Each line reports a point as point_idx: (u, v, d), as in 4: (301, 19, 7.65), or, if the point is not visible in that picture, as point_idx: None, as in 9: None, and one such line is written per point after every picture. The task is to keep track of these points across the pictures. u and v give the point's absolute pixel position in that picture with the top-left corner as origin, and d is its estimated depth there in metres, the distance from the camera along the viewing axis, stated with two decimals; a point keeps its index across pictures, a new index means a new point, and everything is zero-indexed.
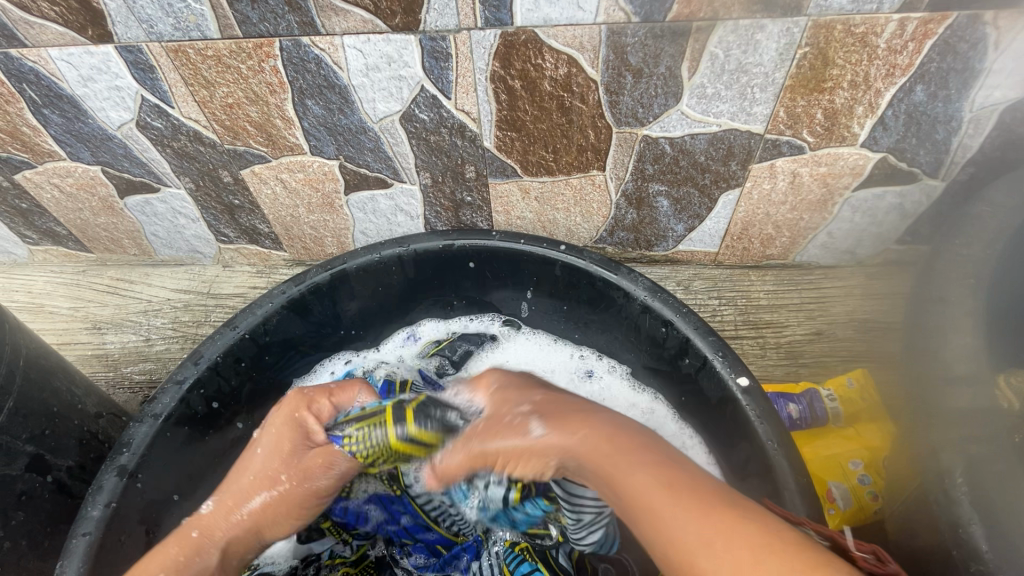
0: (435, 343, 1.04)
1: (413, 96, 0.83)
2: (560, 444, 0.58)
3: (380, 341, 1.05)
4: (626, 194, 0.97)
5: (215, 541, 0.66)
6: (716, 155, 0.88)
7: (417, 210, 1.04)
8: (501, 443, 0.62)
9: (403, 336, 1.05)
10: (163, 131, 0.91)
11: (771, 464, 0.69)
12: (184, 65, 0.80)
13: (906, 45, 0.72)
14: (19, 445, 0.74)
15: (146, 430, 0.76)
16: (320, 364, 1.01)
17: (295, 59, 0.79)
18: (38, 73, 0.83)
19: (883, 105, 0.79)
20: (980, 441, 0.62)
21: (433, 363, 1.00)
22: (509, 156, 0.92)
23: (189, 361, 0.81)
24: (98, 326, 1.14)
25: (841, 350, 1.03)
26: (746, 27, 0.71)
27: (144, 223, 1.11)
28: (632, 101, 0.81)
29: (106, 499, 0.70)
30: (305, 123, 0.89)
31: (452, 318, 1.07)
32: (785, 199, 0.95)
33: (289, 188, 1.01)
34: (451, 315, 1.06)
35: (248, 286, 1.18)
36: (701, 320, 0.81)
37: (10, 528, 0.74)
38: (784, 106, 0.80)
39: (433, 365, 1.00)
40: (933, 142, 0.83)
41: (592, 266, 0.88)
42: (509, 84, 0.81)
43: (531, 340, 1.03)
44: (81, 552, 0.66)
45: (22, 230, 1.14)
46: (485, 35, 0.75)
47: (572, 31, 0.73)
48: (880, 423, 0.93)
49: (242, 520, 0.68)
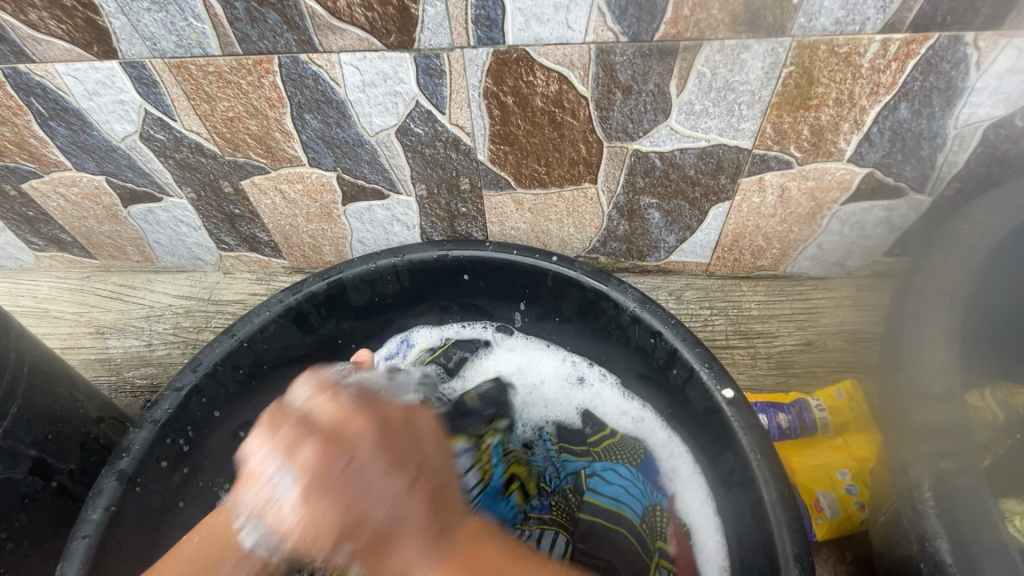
0: (430, 350, 1.05)
1: (408, 111, 0.86)
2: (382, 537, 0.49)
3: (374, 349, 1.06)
4: (618, 206, 0.99)
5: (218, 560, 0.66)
6: (706, 169, 0.90)
7: (413, 220, 1.06)
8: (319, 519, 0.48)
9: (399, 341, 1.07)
10: (165, 143, 0.93)
11: (753, 476, 0.71)
12: (186, 80, 0.83)
13: (889, 64, 0.74)
14: (22, 448, 0.76)
15: (145, 435, 0.78)
16: None
17: (294, 75, 0.81)
18: (45, 88, 0.86)
19: (868, 122, 0.81)
20: (950, 456, 0.64)
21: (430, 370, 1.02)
22: (502, 169, 0.94)
23: (188, 368, 0.83)
24: (101, 331, 1.17)
25: (830, 360, 1.05)
26: (732, 46, 0.73)
27: (147, 230, 1.13)
28: (622, 117, 0.83)
29: (106, 502, 0.72)
30: (304, 136, 0.91)
31: (447, 325, 1.08)
32: (774, 212, 0.97)
33: (288, 198, 1.03)
34: (446, 323, 1.08)
35: (248, 293, 1.20)
36: (689, 331, 0.83)
37: (14, 530, 0.76)
38: (771, 123, 0.82)
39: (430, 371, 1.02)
40: (918, 158, 0.85)
41: (583, 277, 0.89)
42: (502, 100, 0.83)
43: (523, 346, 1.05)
44: (81, 554, 0.68)
45: (28, 237, 1.17)
46: (477, 53, 0.77)
47: (563, 49, 0.75)
48: (869, 432, 0.94)
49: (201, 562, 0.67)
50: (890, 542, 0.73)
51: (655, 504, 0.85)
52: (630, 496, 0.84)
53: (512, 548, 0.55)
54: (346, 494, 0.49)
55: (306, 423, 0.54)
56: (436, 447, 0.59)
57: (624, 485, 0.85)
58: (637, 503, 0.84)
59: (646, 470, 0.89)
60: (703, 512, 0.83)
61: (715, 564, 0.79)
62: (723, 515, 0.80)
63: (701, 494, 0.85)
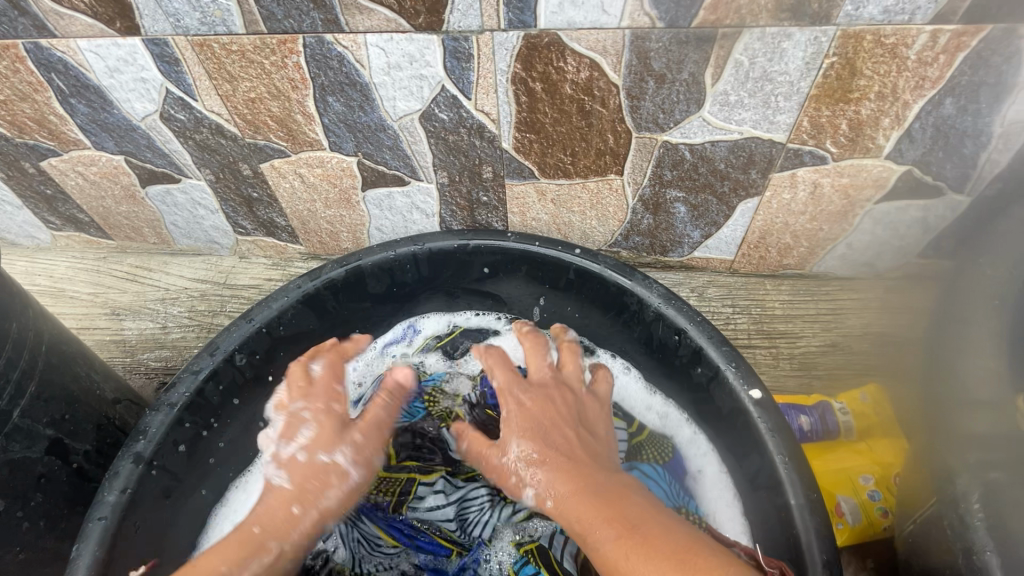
0: (437, 337, 1.04)
1: (434, 96, 0.83)
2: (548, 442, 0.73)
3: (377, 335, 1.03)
4: (643, 199, 0.97)
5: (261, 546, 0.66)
6: (736, 162, 0.87)
7: (433, 209, 1.04)
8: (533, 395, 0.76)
9: (405, 326, 1.04)
10: (185, 123, 0.92)
11: (780, 479, 0.69)
12: (209, 59, 0.81)
13: (937, 57, 0.71)
14: (39, 427, 0.76)
15: (162, 419, 0.77)
16: None
17: (318, 56, 0.80)
18: (66, 64, 0.84)
19: (910, 118, 0.78)
20: (1004, 467, 0.60)
21: (437, 356, 1.01)
22: (527, 158, 0.92)
23: (205, 352, 0.82)
24: (116, 312, 1.16)
25: (855, 363, 1.02)
26: (773, 35, 0.70)
27: (164, 212, 1.12)
28: (653, 107, 0.81)
29: (122, 485, 0.72)
30: (325, 119, 0.89)
31: (456, 312, 1.06)
32: (805, 209, 0.94)
33: (307, 183, 1.02)
34: (455, 308, 1.05)
35: (264, 278, 1.19)
36: (714, 329, 0.80)
37: (30, 509, 0.76)
38: (808, 116, 0.79)
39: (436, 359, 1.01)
40: (960, 156, 0.82)
41: (606, 271, 0.88)
42: (530, 86, 0.80)
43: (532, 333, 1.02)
44: (97, 535, 0.67)
45: (45, 216, 1.16)
46: (507, 36, 0.74)
47: (596, 34, 0.73)
48: (894, 437, 0.92)
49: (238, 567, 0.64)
50: (919, 552, 0.72)
51: (681, 505, 0.81)
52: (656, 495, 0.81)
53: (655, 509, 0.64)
54: (543, 426, 0.72)
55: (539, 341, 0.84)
56: (605, 428, 0.76)
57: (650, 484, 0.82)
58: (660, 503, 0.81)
59: (674, 467, 0.86)
60: (728, 514, 0.81)
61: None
62: (751, 518, 0.78)
63: (728, 496, 0.82)
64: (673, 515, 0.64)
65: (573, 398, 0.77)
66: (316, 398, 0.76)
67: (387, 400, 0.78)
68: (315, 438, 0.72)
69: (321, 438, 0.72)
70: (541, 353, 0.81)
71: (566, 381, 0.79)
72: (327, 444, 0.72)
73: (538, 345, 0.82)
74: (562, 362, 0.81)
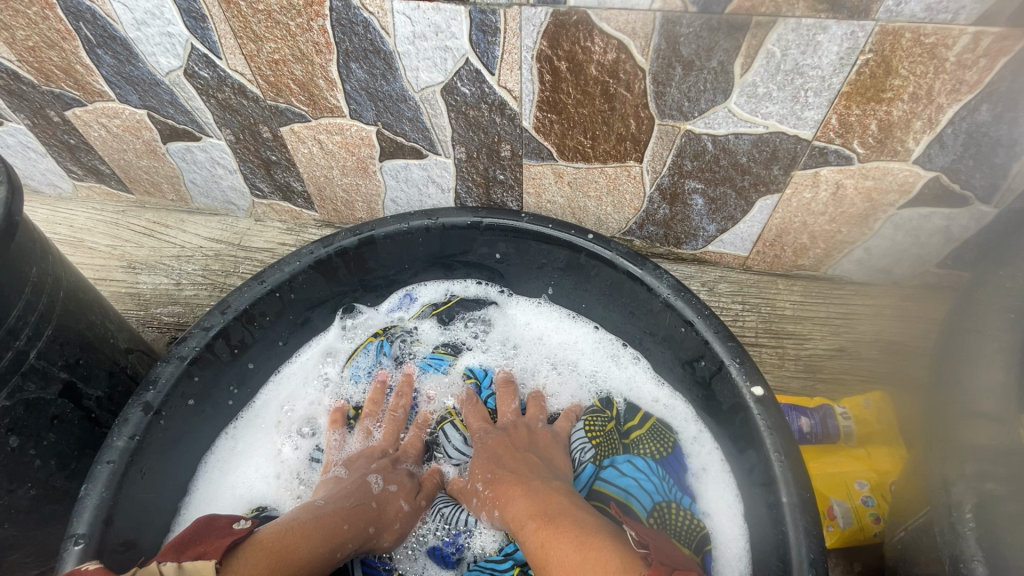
0: (433, 305, 1.04)
1: (457, 69, 0.82)
2: (498, 468, 0.81)
3: (380, 303, 1.05)
4: (661, 188, 0.96)
5: (298, 511, 0.73)
6: (760, 157, 0.86)
7: (449, 184, 1.04)
8: (490, 437, 0.87)
9: (399, 295, 1.05)
10: (209, 81, 0.92)
11: (774, 475, 0.70)
12: (235, 17, 0.81)
13: (977, 61, 0.68)
14: (54, 371, 0.78)
15: (171, 370, 0.78)
16: (329, 332, 1.02)
17: (343, 20, 0.79)
18: (94, 13, 0.85)
19: (943, 122, 0.75)
20: (1000, 480, 0.59)
21: (432, 323, 1.03)
22: (546, 139, 0.91)
23: (216, 310, 0.83)
24: (133, 265, 1.18)
25: (861, 369, 1.01)
26: (808, 26, 0.68)
27: (184, 169, 1.13)
28: (678, 94, 0.79)
29: (131, 431, 0.74)
30: (347, 86, 0.89)
31: (454, 280, 1.06)
32: (825, 210, 0.92)
33: (325, 150, 1.02)
34: (453, 277, 1.06)
35: (278, 242, 1.20)
36: (722, 324, 0.80)
37: (42, 448, 0.79)
38: (838, 113, 0.77)
39: (429, 327, 1.03)
40: (990, 166, 0.79)
41: (617, 258, 0.87)
42: (555, 65, 0.79)
43: (540, 311, 1.04)
44: (105, 476, 0.70)
45: (68, 165, 1.17)
46: (535, 12, 0.73)
47: (626, 15, 0.71)
48: (892, 446, 0.92)
49: (272, 526, 0.69)
50: (908, 558, 0.73)
51: (670, 500, 0.82)
52: (641, 489, 0.84)
53: (579, 509, 0.71)
54: (497, 456, 0.83)
55: (506, 391, 0.94)
56: (561, 460, 0.85)
57: (637, 477, 0.85)
58: (648, 497, 0.83)
59: (672, 463, 0.86)
60: (729, 515, 0.80)
61: (736, 569, 0.76)
62: (749, 519, 0.77)
63: (729, 495, 0.81)
64: (594, 514, 0.71)
65: (529, 436, 0.87)
66: (405, 454, 0.89)
67: (440, 478, 0.89)
68: (401, 488, 0.82)
69: (404, 491, 0.82)
70: (509, 399, 0.93)
71: (527, 424, 0.89)
72: (409, 498, 0.82)
73: (508, 390, 0.94)
74: (527, 410, 0.92)
